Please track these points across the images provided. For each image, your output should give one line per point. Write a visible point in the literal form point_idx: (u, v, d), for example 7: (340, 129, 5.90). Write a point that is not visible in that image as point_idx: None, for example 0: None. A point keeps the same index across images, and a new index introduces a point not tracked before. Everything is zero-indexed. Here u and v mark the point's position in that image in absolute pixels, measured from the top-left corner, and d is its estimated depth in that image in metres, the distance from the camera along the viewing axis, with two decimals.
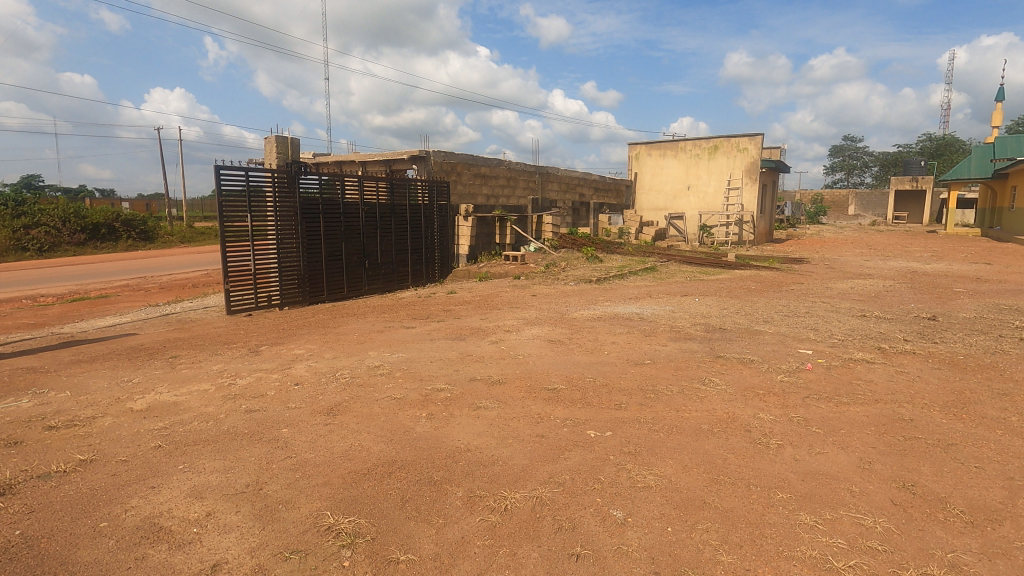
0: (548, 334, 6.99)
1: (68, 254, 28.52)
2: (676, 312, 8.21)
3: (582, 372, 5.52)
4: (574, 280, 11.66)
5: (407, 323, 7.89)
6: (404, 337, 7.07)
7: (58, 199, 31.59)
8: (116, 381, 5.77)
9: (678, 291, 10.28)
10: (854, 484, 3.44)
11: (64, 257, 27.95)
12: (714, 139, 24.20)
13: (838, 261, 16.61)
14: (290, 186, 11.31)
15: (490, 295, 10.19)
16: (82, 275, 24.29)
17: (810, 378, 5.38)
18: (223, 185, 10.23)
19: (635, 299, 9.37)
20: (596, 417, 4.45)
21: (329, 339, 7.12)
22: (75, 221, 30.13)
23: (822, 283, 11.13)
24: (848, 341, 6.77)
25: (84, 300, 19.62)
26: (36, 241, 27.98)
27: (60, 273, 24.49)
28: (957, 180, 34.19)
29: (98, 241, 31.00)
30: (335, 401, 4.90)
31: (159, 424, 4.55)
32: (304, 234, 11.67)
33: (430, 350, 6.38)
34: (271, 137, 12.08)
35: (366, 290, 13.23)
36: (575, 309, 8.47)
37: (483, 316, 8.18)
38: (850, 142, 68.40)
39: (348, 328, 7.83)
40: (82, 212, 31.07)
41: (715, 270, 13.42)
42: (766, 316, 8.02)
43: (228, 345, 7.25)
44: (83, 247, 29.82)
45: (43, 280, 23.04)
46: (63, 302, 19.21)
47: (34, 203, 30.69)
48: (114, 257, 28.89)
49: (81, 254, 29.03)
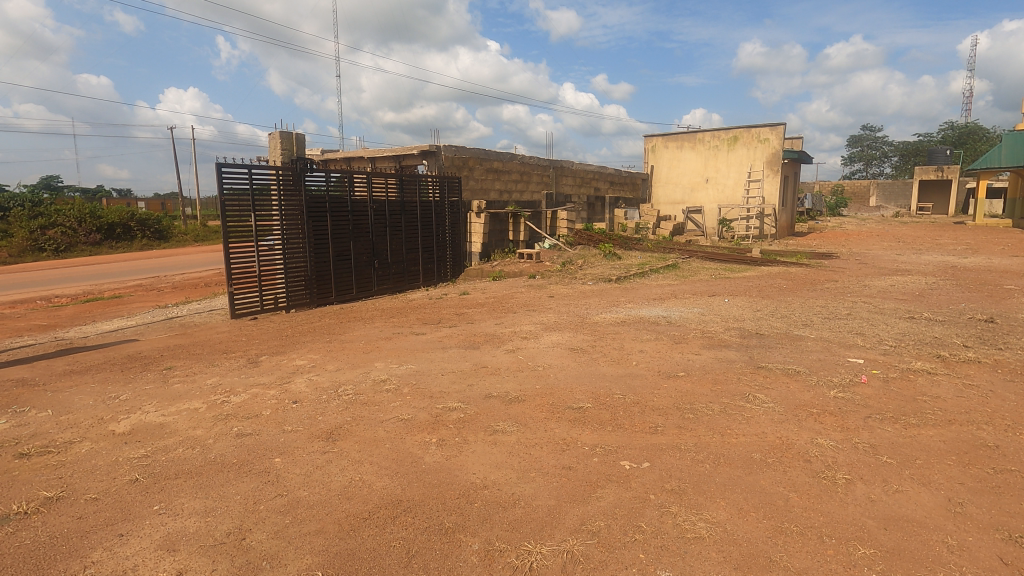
0: (569, 341, 6.43)
1: (84, 254, 28.56)
2: (707, 315, 7.58)
3: (610, 387, 4.96)
4: (592, 278, 11.10)
5: (417, 329, 7.38)
6: (413, 345, 6.55)
7: (74, 200, 31.62)
8: (102, 398, 5.31)
9: (704, 291, 9.65)
10: (950, 535, 2.86)
11: (80, 257, 27.97)
12: (734, 130, 23.38)
13: (870, 256, 15.75)
14: (296, 183, 10.88)
15: (504, 297, 9.65)
16: (96, 276, 24.19)
17: (868, 394, 4.76)
18: (226, 184, 9.82)
19: (660, 300, 8.77)
20: (630, 445, 3.90)
21: (334, 348, 6.63)
22: (91, 220, 30.13)
23: (859, 280, 10.42)
24: (902, 348, 6.12)
25: (97, 301, 19.42)
26: (52, 241, 28.07)
27: (73, 273, 24.38)
28: (987, 168, 32.84)
29: (113, 241, 31.00)
30: (336, 423, 4.41)
31: (140, 451, 4.08)
32: (311, 234, 11.23)
33: (441, 361, 5.86)
34: (276, 133, 11.63)
35: (376, 291, 12.79)
36: (596, 312, 7.89)
37: (498, 320, 7.64)
38: (869, 132, 66.74)
39: (354, 335, 7.33)
40: (97, 211, 31.06)
41: (741, 266, 12.76)
42: (805, 319, 7.39)
43: (227, 354, 6.78)
44: (99, 247, 29.84)
45: (58, 280, 23.00)
46: (77, 303, 19.08)
47: (50, 203, 30.73)
48: (129, 256, 28.82)
49: (97, 254, 29.04)
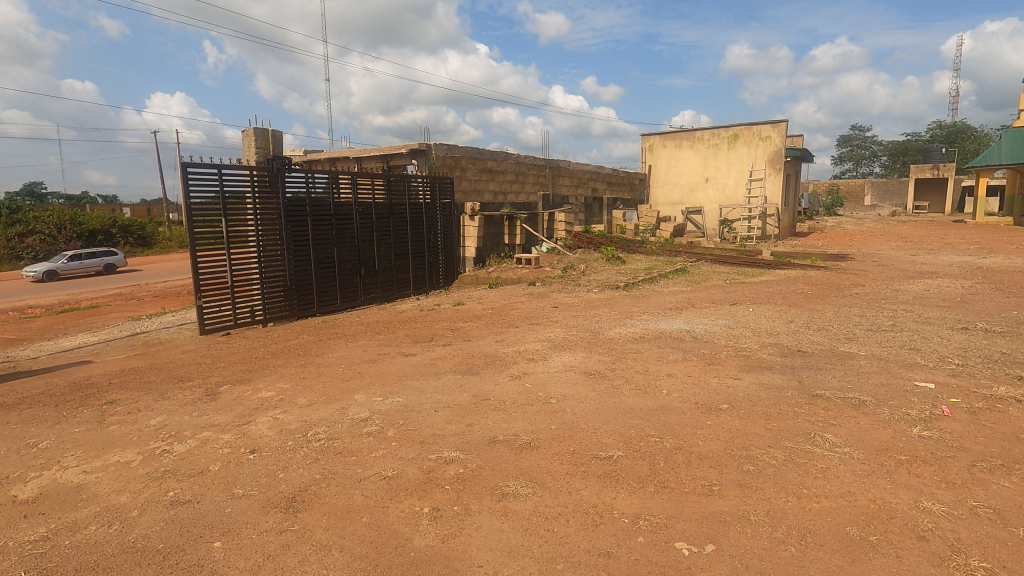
0: (583, 364, 5.50)
1: None
2: (735, 328, 6.69)
3: (642, 427, 4.04)
4: (598, 285, 10.22)
5: (406, 349, 6.42)
6: (400, 371, 5.59)
7: (53, 204, 30.27)
8: (18, 447, 4.30)
9: (722, 299, 8.79)
10: None
11: None
12: (734, 128, 22.61)
13: (886, 257, 14.96)
14: (272, 185, 9.93)
15: (503, 308, 8.72)
16: (74, 284, 23.02)
17: (960, 433, 3.87)
18: (192, 186, 8.85)
19: (677, 311, 7.87)
20: (684, 516, 2.97)
21: (309, 375, 5.66)
22: (72, 228, 28.99)
23: (887, 285, 9.57)
24: (972, 368, 5.24)
25: (72, 311, 18.29)
26: (31, 250, 26.86)
27: (52, 282, 23.20)
28: (986, 166, 32.29)
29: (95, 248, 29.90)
30: (300, 483, 3.45)
31: (39, 531, 3.10)
32: (290, 240, 10.26)
33: (435, 392, 4.91)
34: (250, 130, 10.62)
35: (363, 301, 11.84)
36: (610, 326, 6.97)
37: (498, 338, 6.69)
38: (859, 131, 66.57)
39: (334, 357, 6.37)
40: (78, 217, 29.90)
41: (754, 270, 11.92)
42: (846, 332, 6.51)
43: (183, 384, 5.78)
44: None
45: (34, 289, 21.79)
46: (49, 314, 17.92)
47: (29, 208, 29.38)
48: None
49: None
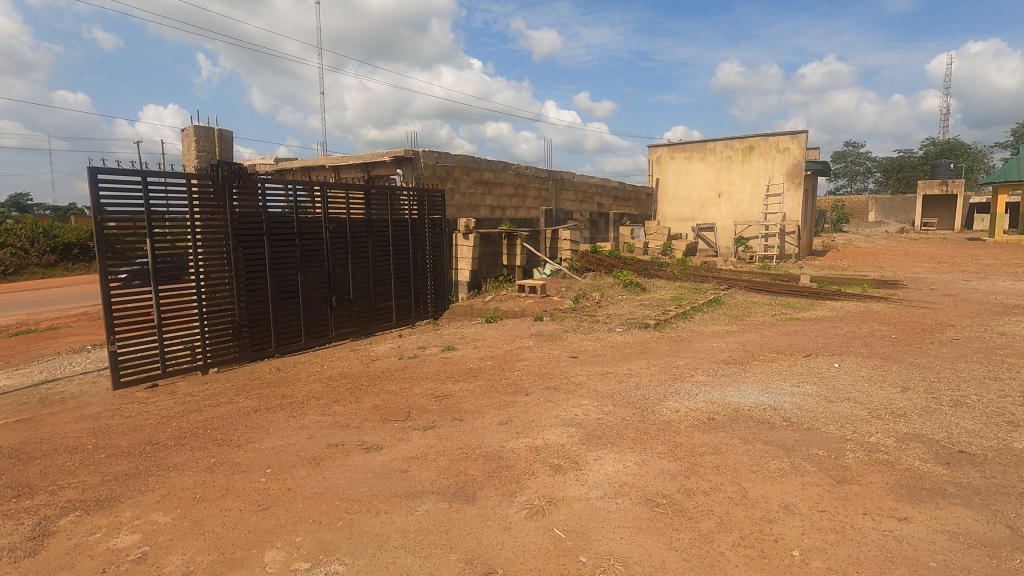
0: (641, 479, 3.50)
1: (35, 277, 24.87)
2: (840, 404, 4.71)
3: None
4: (623, 323, 8.24)
5: (370, 439, 4.37)
6: (351, 490, 3.54)
7: (30, 214, 28.01)
8: None
9: (788, 346, 6.84)
10: None
11: (31, 281, 24.31)
12: (749, 139, 20.89)
13: (939, 283, 13.08)
14: (218, 198, 7.92)
15: (507, 358, 6.71)
16: (39, 302, 20.58)
17: None
18: (104, 198, 6.83)
19: (740, 368, 5.89)
20: None
21: (211, 494, 3.59)
22: (45, 241, 26.52)
23: (984, 326, 7.66)
24: None
25: (26, 334, 16.05)
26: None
27: (14, 300, 20.77)
28: (1005, 182, 30.66)
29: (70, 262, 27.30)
30: None
31: None
32: (242, 265, 8.22)
33: (403, 550, 2.86)
34: (191, 130, 8.60)
35: (334, 336, 9.83)
36: (659, 398, 4.96)
37: (504, 417, 4.67)
38: (854, 148, 65.55)
39: (261, 450, 4.31)
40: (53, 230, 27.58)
41: (803, 302, 9.99)
42: (1000, 411, 4.54)
43: (17, 505, 3.67)
44: (53, 269, 26.13)
45: None
46: None
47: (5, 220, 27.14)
48: (88, 279, 25.34)
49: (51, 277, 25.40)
